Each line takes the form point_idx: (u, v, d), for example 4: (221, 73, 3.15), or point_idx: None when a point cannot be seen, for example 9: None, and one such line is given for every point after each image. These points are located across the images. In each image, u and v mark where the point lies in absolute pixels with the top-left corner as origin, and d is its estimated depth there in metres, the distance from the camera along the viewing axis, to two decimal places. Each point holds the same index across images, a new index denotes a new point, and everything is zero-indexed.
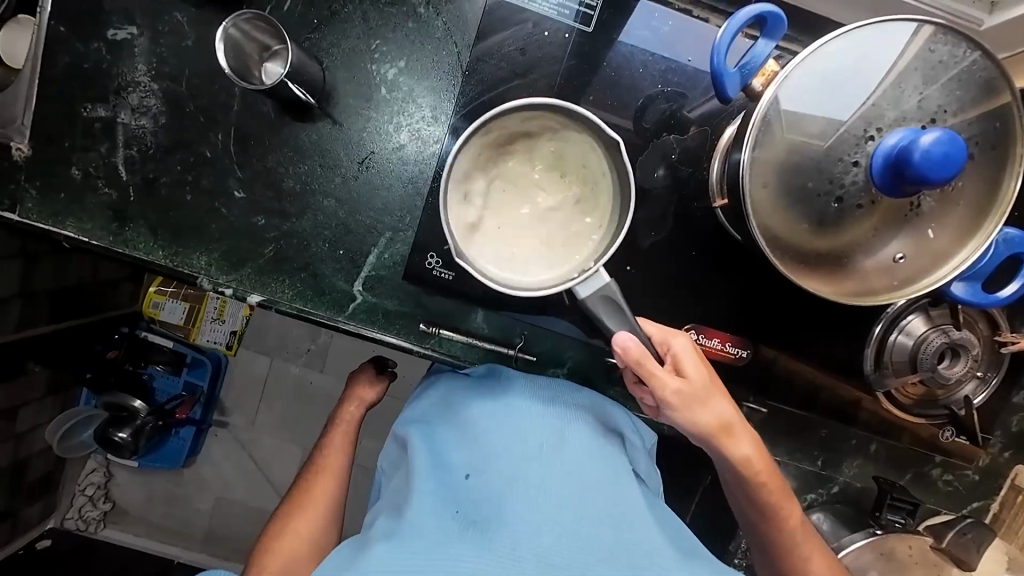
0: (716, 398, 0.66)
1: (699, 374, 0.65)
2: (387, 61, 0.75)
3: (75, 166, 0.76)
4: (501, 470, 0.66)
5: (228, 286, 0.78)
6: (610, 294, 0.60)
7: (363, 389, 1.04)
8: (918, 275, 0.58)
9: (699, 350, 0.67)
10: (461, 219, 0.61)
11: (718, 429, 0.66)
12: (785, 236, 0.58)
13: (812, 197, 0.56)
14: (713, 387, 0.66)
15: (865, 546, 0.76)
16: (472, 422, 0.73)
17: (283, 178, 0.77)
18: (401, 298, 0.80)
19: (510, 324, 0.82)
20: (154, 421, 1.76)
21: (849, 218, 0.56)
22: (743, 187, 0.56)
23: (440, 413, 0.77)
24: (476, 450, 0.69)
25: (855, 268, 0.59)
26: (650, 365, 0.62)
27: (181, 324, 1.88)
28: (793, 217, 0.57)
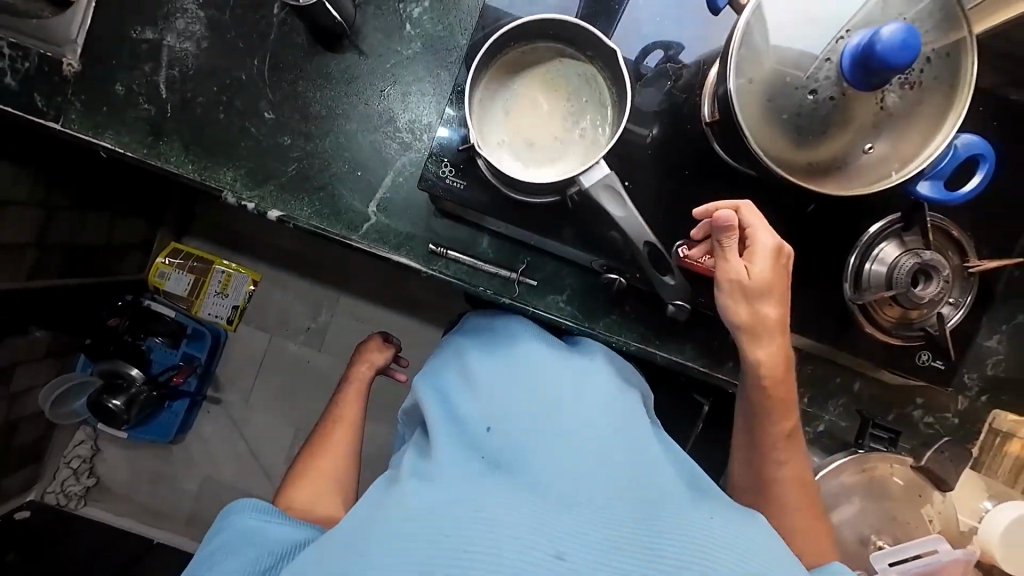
0: (775, 289, 0.70)
1: (767, 264, 0.68)
2: (413, 2, 0.83)
3: (119, 83, 0.82)
4: (523, 418, 0.67)
5: (251, 200, 0.83)
6: (611, 184, 0.60)
7: (374, 354, 1.11)
8: (883, 170, 0.64)
9: (781, 248, 0.69)
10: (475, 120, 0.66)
11: (749, 329, 0.70)
12: (767, 125, 0.64)
13: (789, 89, 0.62)
14: (777, 284, 0.69)
15: (848, 462, 0.79)
16: (482, 373, 0.74)
17: (311, 102, 0.84)
18: (412, 221, 0.86)
19: (514, 249, 0.87)
20: (148, 391, 1.76)
21: (823, 111, 0.63)
22: (728, 80, 0.62)
23: (449, 368, 0.79)
24: (488, 399, 0.70)
25: (831, 159, 0.65)
26: (730, 242, 0.69)
27: (185, 296, 1.91)
28: (774, 111, 0.63)
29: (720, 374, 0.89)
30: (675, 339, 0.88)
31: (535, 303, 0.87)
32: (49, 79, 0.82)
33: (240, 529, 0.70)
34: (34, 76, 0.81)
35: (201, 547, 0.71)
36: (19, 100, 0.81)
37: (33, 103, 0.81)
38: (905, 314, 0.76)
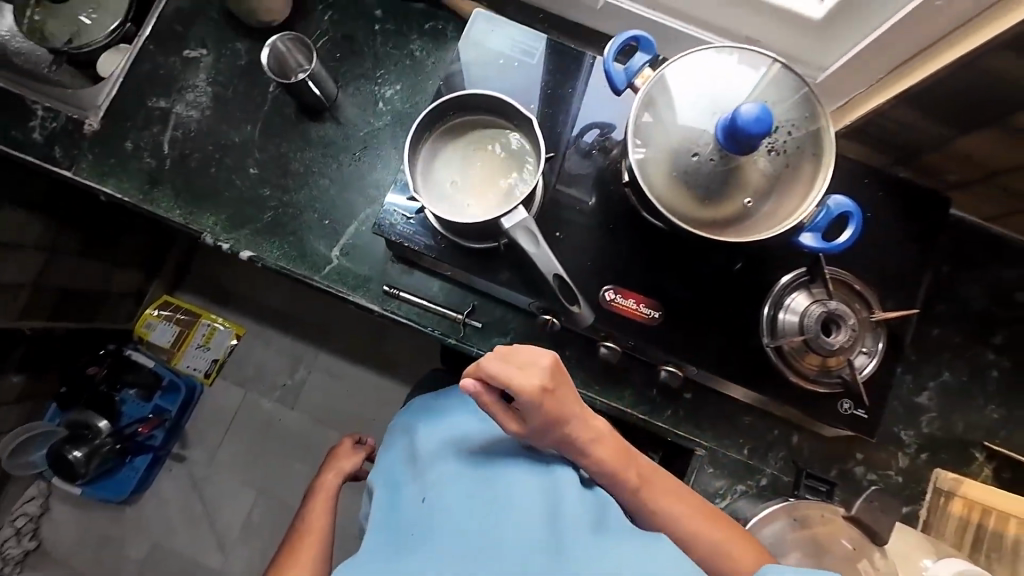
0: (560, 408, 0.74)
1: (531, 408, 0.72)
2: (387, 85, 0.98)
3: (129, 141, 0.96)
4: (444, 484, 0.73)
5: (226, 242, 0.93)
6: (528, 226, 0.68)
7: (344, 460, 1.16)
8: (759, 224, 0.75)
9: (500, 379, 0.73)
10: (419, 163, 0.76)
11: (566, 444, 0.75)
12: (661, 177, 0.76)
13: (678, 149, 0.75)
14: (537, 410, 0.73)
15: (779, 510, 0.78)
16: (420, 448, 0.83)
17: (291, 161, 0.97)
18: (371, 265, 0.94)
19: (463, 294, 0.94)
20: (111, 444, 1.75)
21: (708, 169, 0.75)
22: (628, 138, 0.75)
23: (402, 445, 0.88)
24: (421, 470, 0.78)
25: (718, 210, 0.76)
26: (493, 408, 0.75)
27: (167, 347, 1.96)
28: (668, 165, 0.76)
29: (659, 422, 0.91)
30: (615, 386, 0.92)
31: (480, 345, 0.92)
32: (71, 135, 0.96)
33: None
34: (59, 132, 0.96)
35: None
36: (42, 151, 0.95)
37: (52, 154, 0.95)
38: (825, 362, 0.80)
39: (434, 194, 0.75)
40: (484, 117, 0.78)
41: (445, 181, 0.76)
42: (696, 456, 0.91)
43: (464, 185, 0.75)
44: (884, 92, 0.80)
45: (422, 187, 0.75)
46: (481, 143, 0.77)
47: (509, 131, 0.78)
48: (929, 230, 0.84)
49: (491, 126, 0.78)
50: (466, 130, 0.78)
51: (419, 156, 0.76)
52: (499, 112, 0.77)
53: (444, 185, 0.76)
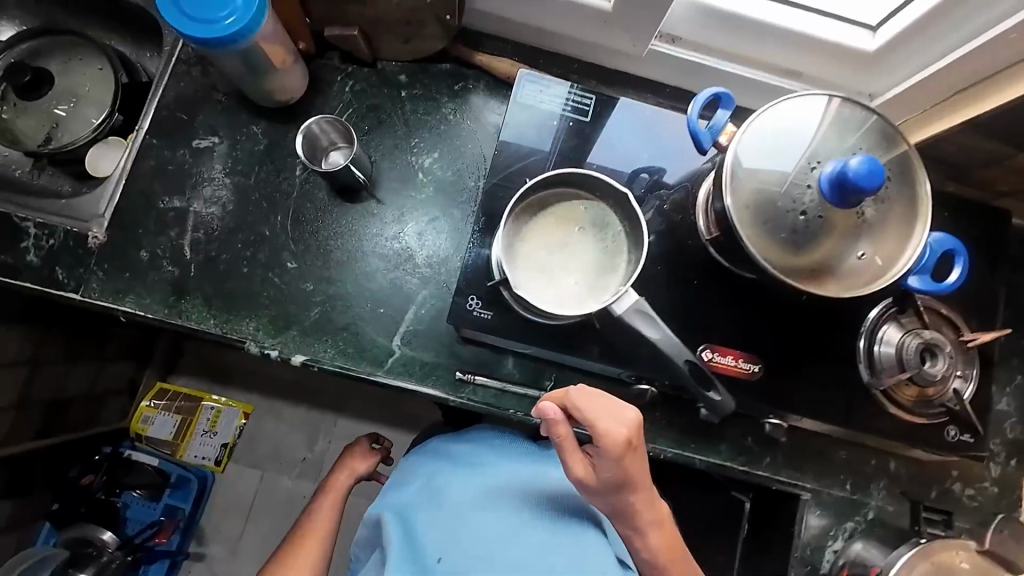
0: (634, 468, 0.69)
1: (609, 458, 0.67)
2: (424, 154, 0.92)
3: (144, 249, 0.85)
4: (468, 547, 0.69)
5: (273, 348, 0.84)
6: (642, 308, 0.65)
7: (357, 461, 1.06)
8: (879, 274, 0.71)
9: (591, 421, 0.67)
10: (511, 253, 0.72)
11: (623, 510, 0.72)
12: (773, 245, 0.70)
13: (782, 213, 0.70)
14: (618, 463, 0.67)
15: (914, 558, 0.75)
16: (445, 491, 0.77)
17: (331, 249, 0.88)
18: (436, 349, 0.87)
19: (539, 367, 0.88)
20: (122, 556, 1.55)
21: (816, 228, 0.70)
22: (732, 215, 0.68)
23: (417, 478, 0.83)
24: (449, 516, 0.73)
25: (834, 270, 0.72)
26: (564, 444, 0.69)
27: (170, 440, 1.78)
28: (775, 232, 0.70)
29: (760, 471, 0.88)
30: (709, 441, 0.88)
31: None
32: (74, 252, 0.84)
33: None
34: (59, 251, 0.84)
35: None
36: (42, 275, 0.83)
37: (54, 277, 0.83)
38: (923, 391, 0.80)
39: (606, 259, 0.73)
40: (515, 224, 0.73)
41: (541, 270, 0.72)
42: (801, 499, 0.89)
43: (562, 272, 0.72)
44: (951, 114, 0.80)
45: (519, 279, 0.71)
46: (570, 222, 0.74)
47: (593, 207, 0.75)
48: (993, 245, 0.85)
49: (528, 215, 0.74)
50: (550, 211, 0.74)
51: (510, 246, 0.72)
52: (582, 190, 0.75)
53: (540, 274, 0.72)
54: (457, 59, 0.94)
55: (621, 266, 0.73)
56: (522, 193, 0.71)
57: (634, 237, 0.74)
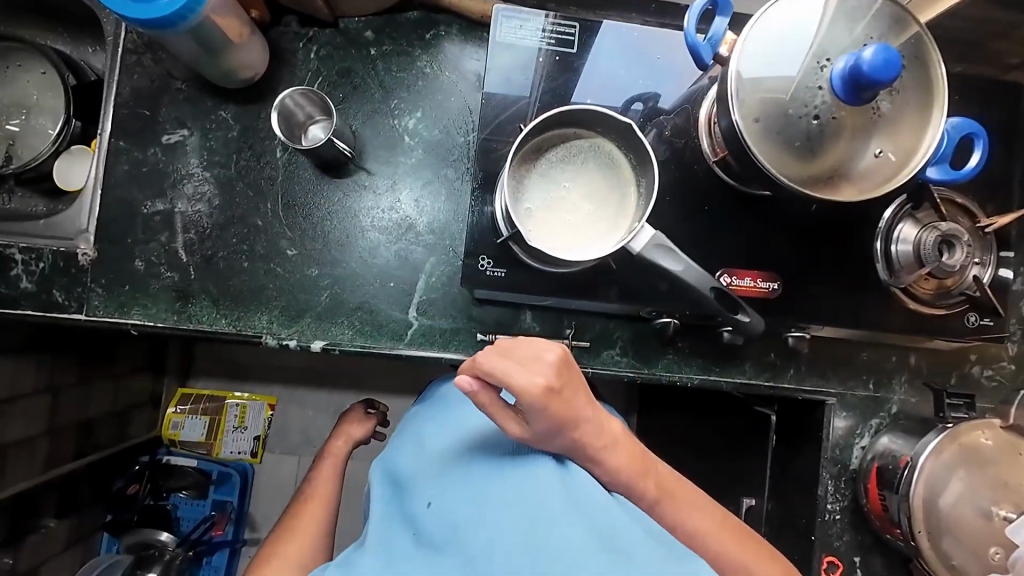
0: (571, 410, 0.62)
1: (534, 410, 0.60)
2: (406, 115, 0.87)
3: (138, 258, 0.83)
4: (457, 486, 0.60)
5: (291, 338, 0.83)
6: (660, 242, 0.64)
7: (351, 426, 1.05)
8: (896, 171, 0.68)
9: (505, 376, 0.60)
10: (517, 203, 0.69)
11: (580, 453, 0.65)
12: (785, 158, 0.67)
13: (795, 121, 0.66)
14: (549, 408, 0.60)
15: (942, 444, 0.78)
16: (430, 442, 0.70)
17: (329, 230, 0.86)
18: (453, 315, 0.86)
19: (558, 316, 0.87)
20: (184, 551, 1.62)
21: (829, 132, 0.67)
22: (741, 132, 0.66)
23: (404, 435, 0.76)
24: (434, 464, 0.65)
25: (848, 174, 0.69)
26: (490, 409, 0.62)
27: (204, 440, 1.76)
28: (787, 143, 0.67)
29: (784, 383, 0.90)
30: (732, 363, 0.90)
31: (594, 362, 0.87)
32: (67, 272, 0.81)
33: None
34: (51, 273, 0.81)
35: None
36: (40, 300, 0.81)
37: (53, 300, 0.81)
38: (941, 283, 0.80)
39: (589, 152, 0.72)
40: (516, 175, 0.70)
41: (551, 217, 0.69)
42: (827, 405, 0.92)
43: (573, 215, 0.70)
44: None
45: (531, 229, 0.68)
46: (573, 164, 0.71)
47: (595, 146, 0.72)
48: (1003, 124, 0.83)
49: (528, 163, 0.71)
50: (551, 156, 0.71)
51: (515, 197, 0.69)
52: (581, 129, 0.72)
53: (551, 222, 0.69)
54: (424, 4, 0.87)
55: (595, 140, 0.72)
56: (520, 140, 0.67)
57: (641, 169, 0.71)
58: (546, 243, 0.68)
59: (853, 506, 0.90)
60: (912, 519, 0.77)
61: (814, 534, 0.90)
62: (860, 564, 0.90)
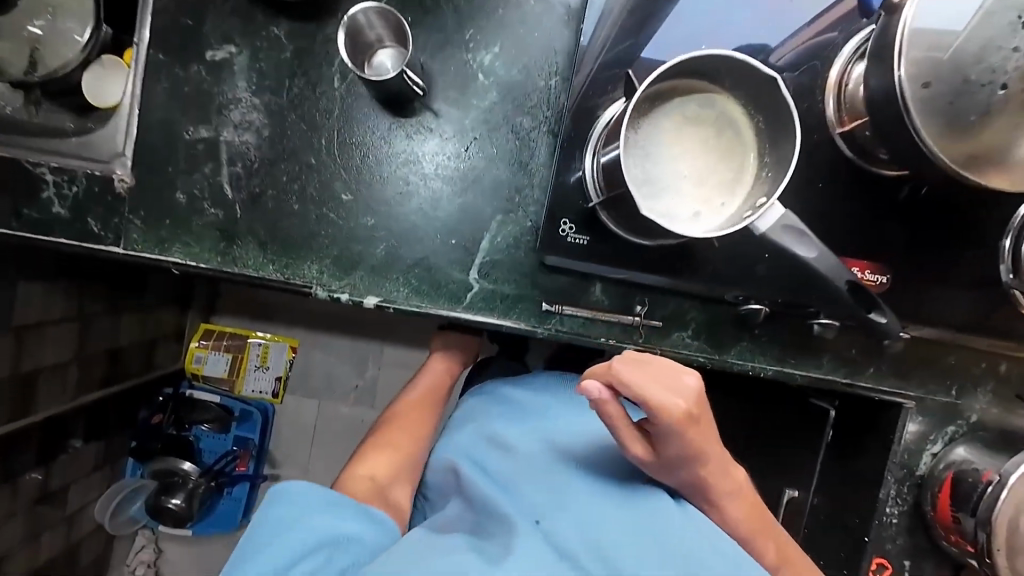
0: (701, 438, 0.62)
1: (671, 433, 0.60)
2: (482, 50, 0.76)
3: (180, 190, 0.75)
4: (561, 487, 0.65)
5: (343, 291, 0.77)
6: (791, 223, 0.59)
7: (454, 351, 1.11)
8: None
9: (646, 396, 0.59)
10: (630, 170, 0.60)
11: (698, 479, 0.65)
12: (949, 134, 0.58)
13: (976, 87, 0.56)
14: (685, 433, 0.61)
15: None
16: (514, 438, 0.75)
17: (389, 175, 0.77)
18: (518, 281, 0.79)
19: (630, 291, 0.80)
20: (206, 482, 1.67)
21: (1006, 107, 0.57)
22: (905, 97, 0.57)
23: (476, 425, 0.81)
24: (524, 459, 0.70)
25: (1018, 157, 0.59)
26: (617, 422, 0.62)
27: (226, 377, 1.80)
28: (954, 116, 0.57)
29: (863, 381, 0.84)
30: (810, 355, 0.83)
31: (663, 344, 0.81)
32: (103, 199, 0.74)
33: (298, 520, 0.66)
34: (86, 200, 0.74)
35: (251, 528, 0.66)
36: (75, 228, 0.74)
37: (89, 229, 0.74)
38: None
39: (668, 106, 0.62)
40: (628, 136, 0.60)
41: (666, 187, 0.61)
42: (903, 408, 0.86)
43: (691, 186, 0.62)
44: None
45: (645, 202, 0.60)
46: (689, 124, 0.62)
47: (715, 103, 0.62)
48: None
49: (639, 121, 0.61)
50: (665, 114, 0.62)
51: (628, 162, 0.60)
52: (700, 82, 0.62)
53: (664, 193, 0.61)
54: None
55: (668, 86, 0.61)
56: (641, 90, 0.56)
57: (768, 134, 0.62)
58: (663, 217, 0.60)
59: (913, 511, 0.87)
60: (993, 535, 0.73)
61: (868, 534, 0.87)
62: (909, 568, 0.88)
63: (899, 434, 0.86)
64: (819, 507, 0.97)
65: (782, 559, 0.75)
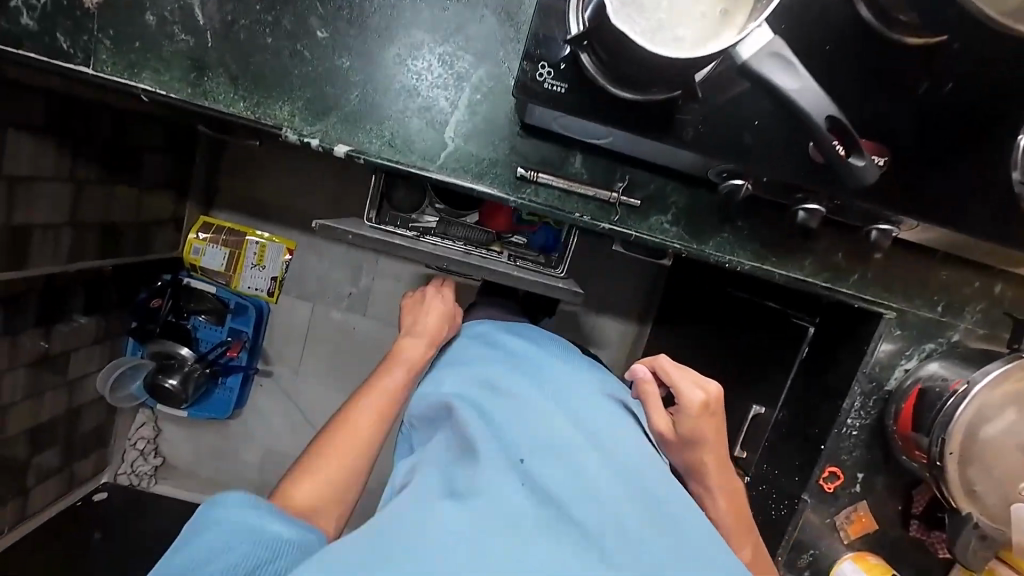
0: (711, 433, 0.74)
1: (689, 418, 0.72)
2: None
3: (150, 13, 0.72)
4: (562, 442, 0.56)
5: (314, 136, 0.75)
6: (774, 51, 0.57)
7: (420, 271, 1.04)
8: None
9: (679, 384, 0.73)
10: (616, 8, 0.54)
11: (700, 469, 0.74)
12: None
13: None
14: (701, 424, 0.73)
15: (1001, 375, 0.71)
16: (514, 384, 0.65)
17: (367, 14, 0.73)
18: (494, 145, 0.77)
19: (611, 166, 0.77)
20: (201, 368, 1.64)
21: None
22: None
23: (466, 367, 0.74)
24: (522, 404, 0.61)
25: None
26: (648, 400, 0.75)
27: (224, 270, 1.74)
28: None
29: (845, 287, 0.81)
30: (792, 255, 0.80)
31: (640, 226, 0.78)
32: (71, 14, 0.72)
33: (230, 529, 0.55)
34: (53, 12, 0.71)
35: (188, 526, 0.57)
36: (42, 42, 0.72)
37: (56, 45, 0.72)
38: None
39: None
40: None
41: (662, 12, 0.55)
42: (884, 319, 0.83)
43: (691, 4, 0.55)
44: None
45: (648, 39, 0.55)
46: None
47: None
48: None
49: None
50: None
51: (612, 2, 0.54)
52: None
53: (661, 22, 0.55)
54: None
55: None
56: None
57: None
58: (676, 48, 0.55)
59: (875, 424, 0.86)
60: (947, 440, 0.72)
61: (823, 443, 0.88)
62: (860, 480, 0.89)
63: (873, 345, 0.84)
64: (782, 421, 0.97)
65: (740, 530, 0.75)
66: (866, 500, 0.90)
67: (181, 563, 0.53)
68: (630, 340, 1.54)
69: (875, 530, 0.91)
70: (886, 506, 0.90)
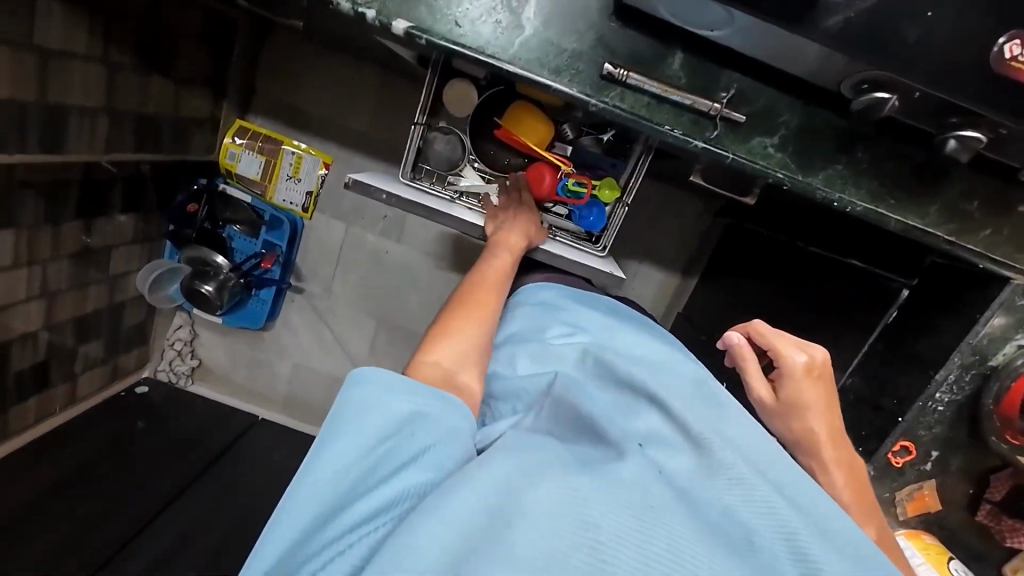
0: (822, 399, 0.64)
1: (794, 377, 0.64)
2: None
3: None
4: (681, 431, 0.51)
5: (369, 8, 0.64)
6: None
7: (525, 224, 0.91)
8: None
9: (780, 342, 0.66)
10: None
11: (815, 442, 0.63)
12: None
13: None
14: (808, 385, 0.64)
15: None
16: (617, 363, 0.58)
17: None
18: (579, 34, 0.64)
19: (714, 69, 0.65)
20: (236, 278, 1.62)
21: None
22: None
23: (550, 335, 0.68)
24: (631, 391, 0.55)
25: None
26: (747, 365, 0.67)
27: (259, 180, 1.65)
28: None
29: (972, 246, 0.68)
30: (914, 200, 0.68)
31: (738, 147, 0.66)
32: None
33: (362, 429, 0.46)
34: None
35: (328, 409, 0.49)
36: None
37: None
38: None
39: None
40: None
41: None
42: (1009, 287, 0.71)
43: None
44: None
45: None
46: None
47: None
48: None
49: None
50: None
51: None
52: None
53: None
54: None
55: None
56: None
57: None
58: None
59: (965, 401, 0.77)
60: None
61: (902, 415, 0.80)
62: (934, 458, 0.82)
63: (988, 313, 0.72)
64: (849, 387, 0.89)
65: (864, 508, 0.61)
66: (935, 480, 0.83)
67: (323, 453, 0.45)
68: (671, 291, 1.44)
69: (937, 511, 0.85)
70: (954, 487, 0.83)
